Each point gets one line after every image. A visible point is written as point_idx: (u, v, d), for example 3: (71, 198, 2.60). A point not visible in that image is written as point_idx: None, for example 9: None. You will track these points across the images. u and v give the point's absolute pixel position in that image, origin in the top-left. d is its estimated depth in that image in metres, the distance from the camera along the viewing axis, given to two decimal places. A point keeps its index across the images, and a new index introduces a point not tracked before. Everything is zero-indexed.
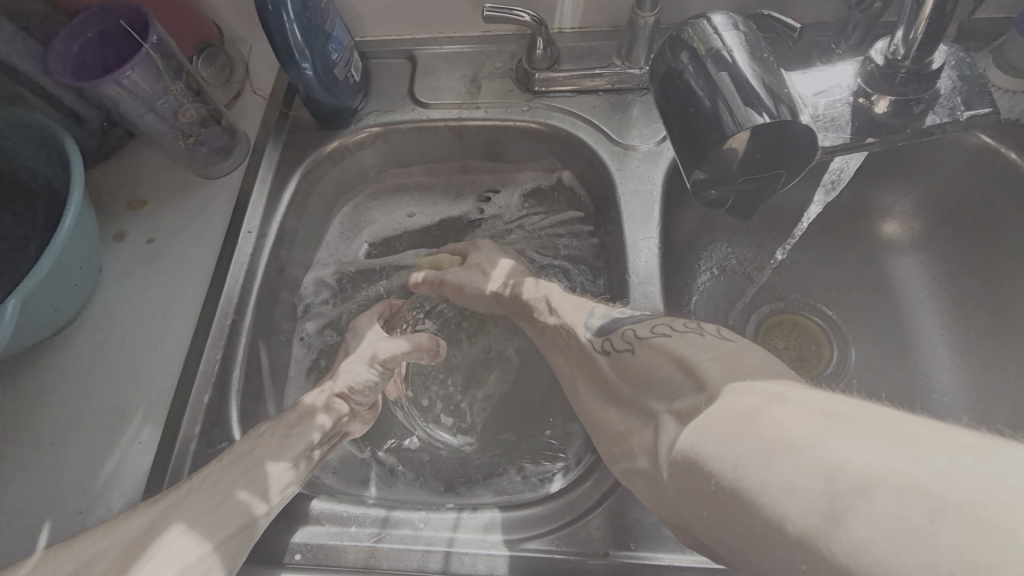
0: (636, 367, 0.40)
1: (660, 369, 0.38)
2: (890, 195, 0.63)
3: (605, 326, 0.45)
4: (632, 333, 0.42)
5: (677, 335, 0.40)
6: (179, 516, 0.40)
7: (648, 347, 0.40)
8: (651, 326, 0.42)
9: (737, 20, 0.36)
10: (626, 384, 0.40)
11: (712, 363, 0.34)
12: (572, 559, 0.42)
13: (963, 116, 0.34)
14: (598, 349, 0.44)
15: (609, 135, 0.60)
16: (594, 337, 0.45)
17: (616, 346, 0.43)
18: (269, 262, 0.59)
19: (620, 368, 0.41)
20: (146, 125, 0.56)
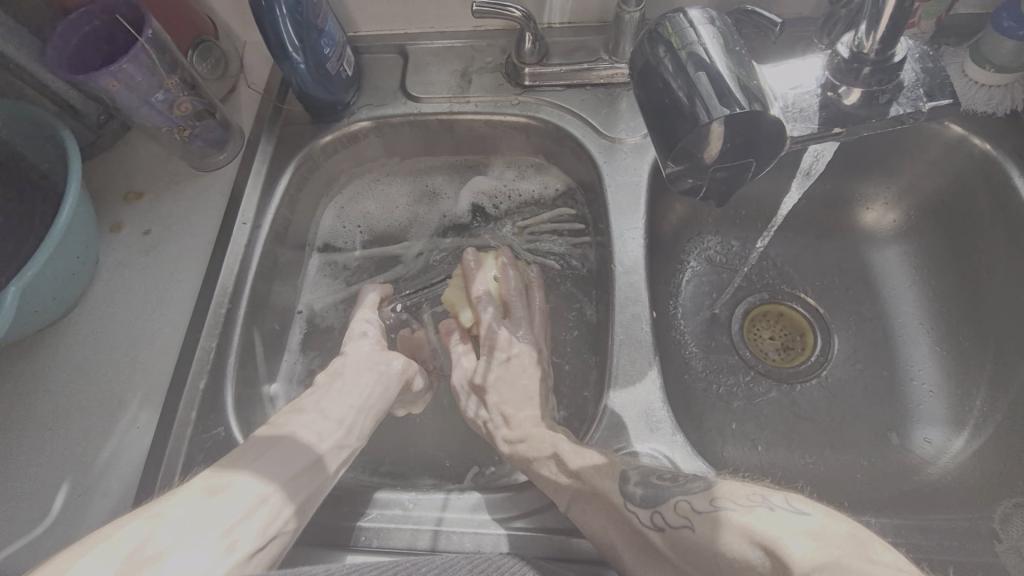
0: (696, 544, 0.35)
1: (719, 561, 0.33)
2: (873, 188, 0.64)
3: (648, 492, 0.39)
4: (687, 505, 0.37)
5: (744, 508, 0.34)
6: (249, 456, 0.41)
7: (707, 519, 0.35)
8: (710, 496, 0.36)
9: (713, 15, 0.37)
10: (687, 561, 0.36)
11: (800, 539, 0.30)
12: (558, 536, 0.44)
13: (925, 106, 0.35)
14: (647, 522, 0.38)
15: (597, 128, 0.61)
16: (639, 509, 0.39)
17: (667, 519, 0.37)
18: (264, 252, 0.60)
19: (676, 545, 0.36)
20: (141, 117, 0.57)
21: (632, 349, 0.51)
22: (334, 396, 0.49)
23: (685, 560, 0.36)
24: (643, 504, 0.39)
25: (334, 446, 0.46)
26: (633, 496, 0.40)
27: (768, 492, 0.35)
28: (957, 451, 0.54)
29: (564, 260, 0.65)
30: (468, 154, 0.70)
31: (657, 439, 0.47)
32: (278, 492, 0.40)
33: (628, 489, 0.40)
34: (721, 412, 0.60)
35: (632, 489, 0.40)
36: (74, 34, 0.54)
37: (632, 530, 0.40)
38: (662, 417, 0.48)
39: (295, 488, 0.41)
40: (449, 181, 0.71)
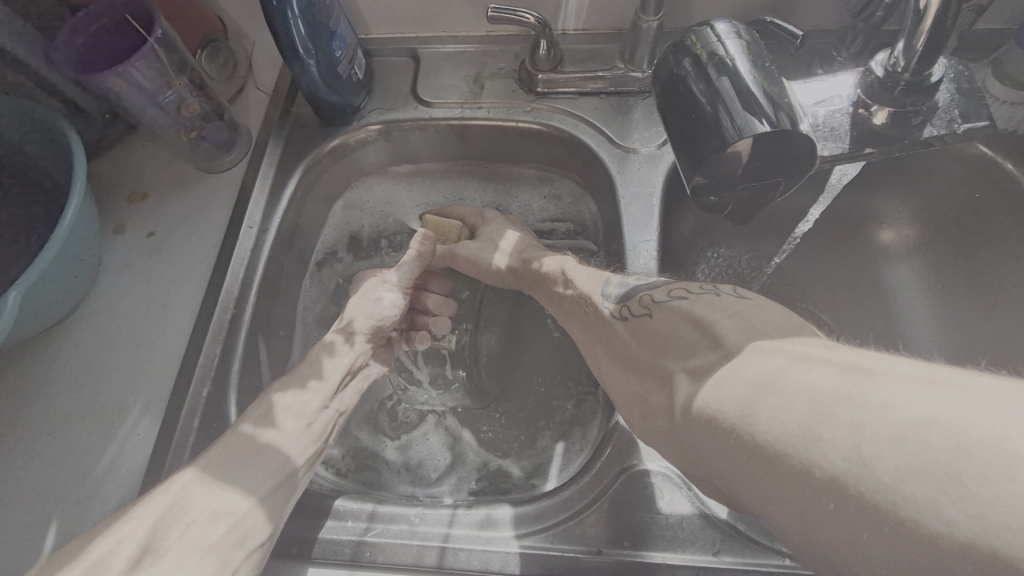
0: (652, 327, 0.42)
1: (673, 329, 0.40)
2: (888, 202, 0.63)
3: (622, 295, 0.46)
4: (649, 297, 0.44)
5: (693, 298, 0.41)
6: (216, 466, 0.41)
7: (664, 309, 0.42)
8: (670, 290, 0.43)
9: (740, 28, 0.36)
10: (640, 343, 0.42)
11: (730, 321, 0.36)
12: (566, 557, 0.43)
13: (961, 128, 0.34)
14: (616, 316, 0.45)
15: (610, 137, 0.61)
16: (613, 304, 0.46)
17: (632, 311, 0.44)
18: (270, 257, 0.59)
19: (635, 330, 0.43)
20: (149, 118, 0.56)
21: None
22: (303, 393, 0.47)
23: (653, 349, 0.41)
24: (619, 307, 0.45)
25: (312, 452, 0.45)
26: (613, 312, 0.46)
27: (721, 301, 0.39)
28: None
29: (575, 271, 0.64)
30: (478, 161, 0.69)
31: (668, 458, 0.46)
32: (251, 510, 0.40)
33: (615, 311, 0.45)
34: None
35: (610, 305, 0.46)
36: (81, 34, 0.53)
37: (609, 338, 0.46)
38: None
39: (272, 508, 0.41)
40: (460, 188, 0.70)
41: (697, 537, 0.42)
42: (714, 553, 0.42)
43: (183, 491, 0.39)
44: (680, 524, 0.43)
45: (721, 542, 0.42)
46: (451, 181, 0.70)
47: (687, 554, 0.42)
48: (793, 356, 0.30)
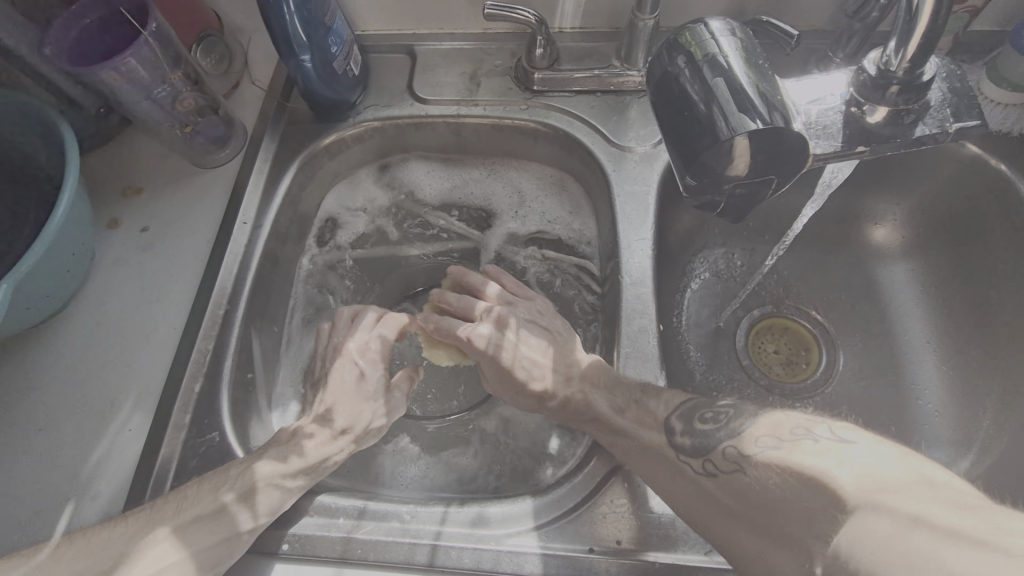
0: (750, 483, 0.38)
1: (774, 480, 0.37)
2: (882, 203, 0.63)
3: (695, 444, 0.42)
4: (736, 451, 0.40)
5: (788, 445, 0.38)
6: (176, 517, 0.42)
7: (756, 462, 0.38)
8: (752, 438, 0.40)
9: (735, 26, 0.36)
10: (741, 501, 0.38)
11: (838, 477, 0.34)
12: (558, 556, 0.43)
13: (952, 127, 0.34)
14: (698, 470, 0.41)
15: (606, 136, 0.61)
16: (691, 458, 0.42)
17: (717, 466, 0.40)
18: (264, 254, 0.59)
19: (726, 484, 0.39)
20: (143, 112, 0.56)
21: (637, 364, 0.50)
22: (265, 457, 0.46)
23: (738, 503, 0.38)
24: (693, 454, 0.42)
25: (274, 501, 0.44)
26: (685, 449, 0.42)
27: (814, 424, 0.39)
28: (963, 473, 0.53)
29: (569, 269, 0.64)
30: (473, 157, 0.69)
31: None
32: (184, 563, 0.40)
33: (678, 442, 0.43)
34: None
35: (682, 441, 0.43)
36: (75, 26, 0.53)
37: (680, 476, 0.42)
38: None
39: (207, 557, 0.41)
40: (453, 187, 0.69)
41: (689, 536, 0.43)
42: (706, 552, 0.42)
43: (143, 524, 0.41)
44: (672, 524, 0.44)
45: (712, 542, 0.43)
46: (444, 175, 0.69)
47: (679, 553, 0.43)
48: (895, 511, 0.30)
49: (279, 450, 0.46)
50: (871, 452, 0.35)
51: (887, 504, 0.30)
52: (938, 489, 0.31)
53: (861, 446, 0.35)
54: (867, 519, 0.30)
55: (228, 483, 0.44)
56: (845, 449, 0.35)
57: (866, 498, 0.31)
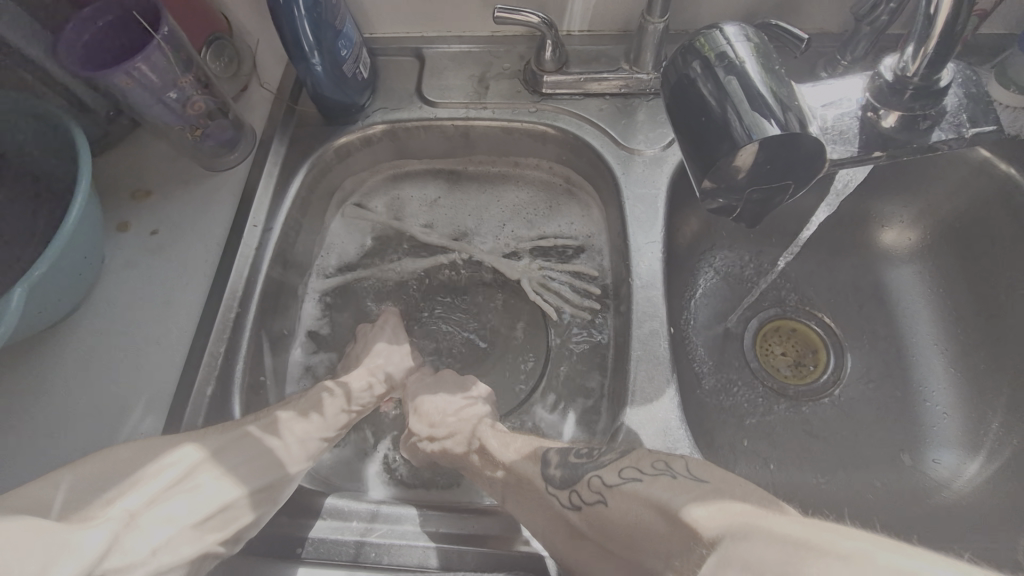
0: (611, 517, 0.38)
1: (633, 518, 0.36)
2: (890, 206, 0.63)
3: (565, 475, 0.43)
4: (598, 481, 0.40)
5: (648, 479, 0.38)
6: (231, 453, 0.44)
7: (616, 494, 0.39)
8: (618, 469, 0.40)
9: (749, 31, 0.37)
10: (609, 537, 0.39)
11: (678, 496, 0.34)
12: (569, 559, 0.43)
13: (967, 133, 0.34)
14: (566, 503, 0.42)
15: (615, 138, 0.61)
16: (558, 489, 0.42)
17: (583, 498, 0.41)
18: (274, 256, 0.59)
19: (591, 519, 0.40)
20: (154, 116, 0.56)
21: (649, 367, 0.50)
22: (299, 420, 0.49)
23: (609, 535, 0.38)
24: (562, 486, 0.42)
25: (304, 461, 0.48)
26: (554, 480, 0.43)
27: (674, 458, 0.39)
28: (972, 477, 0.54)
29: (576, 273, 0.63)
30: (479, 160, 0.69)
31: None
32: (239, 500, 0.42)
33: (550, 474, 0.44)
34: (732, 429, 0.59)
35: (553, 473, 0.44)
36: (87, 29, 0.53)
37: (555, 512, 0.43)
38: (680, 435, 0.47)
39: (257, 497, 0.43)
40: (459, 191, 0.69)
41: None
42: None
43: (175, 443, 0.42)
44: None
45: None
46: (450, 183, 0.70)
47: None
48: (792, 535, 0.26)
49: (297, 403, 0.51)
50: (711, 491, 0.34)
51: (750, 539, 0.27)
52: (769, 510, 0.30)
53: (714, 484, 0.35)
54: (736, 544, 0.28)
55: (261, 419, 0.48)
56: (697, 487, 0.35)
57: (744, 507, 0.31)
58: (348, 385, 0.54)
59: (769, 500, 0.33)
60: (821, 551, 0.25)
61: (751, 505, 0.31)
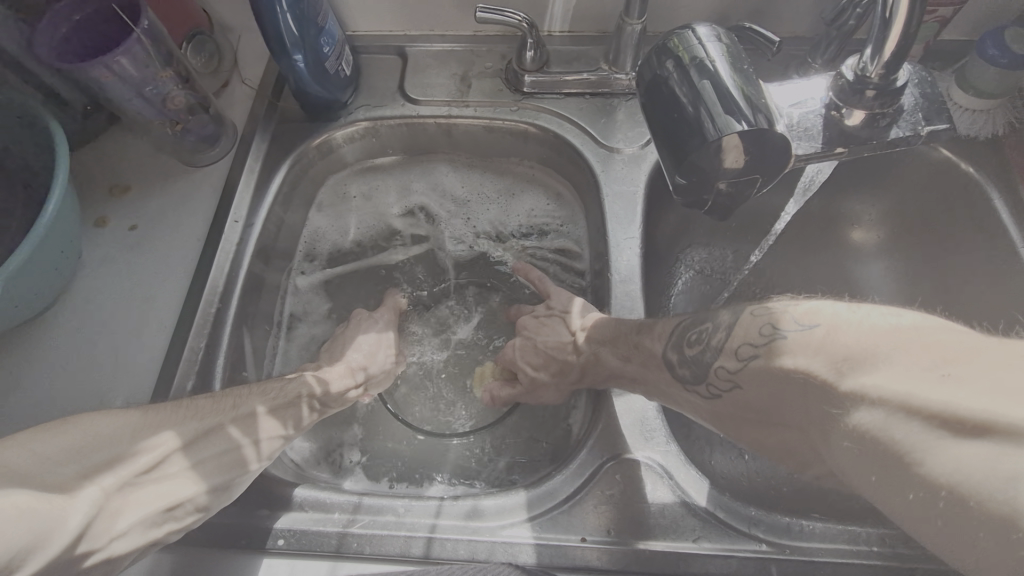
0: (748, 397, 0.38)
1: (771, 387, 0.36)
2: (859, 204, 0.66)
3: (694, 369, 0.42)
4: (726, 369, 0.39)
5: (765, 351, 0.36)
6: (200, 445, 0.43)
7: (748, 375, 0.37)
8: (735, 351, 0.39)
9: (720, 31, 0.38)
10: (754, 410, 0.38)
11: (817, 358, 0.32)
12: (551, 544, 0.44)
13: (923, 131, 0.36)
14: (705, 395, 0.41)
15: (595, 137, 0.62)
16: (695, 384, 0.42)
17: (717, 386, 0.40)
18: (256, 252, 0.59)
19: (735, 403, 0.39)
20: (133, 110, 0.56)
21: None
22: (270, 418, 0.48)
23: (751, 412, 0.38)
24: (696, 381, 0.42)
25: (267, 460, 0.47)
26: (687, 378, 0.43)
27: (780, 317, 0.36)
28: None
29: (555, 256, 0.66)
30: (461, 155, 0.69)
31: (651, 448, 0.47)
32: (196, 495, 0.42)
33: (679, 374, 0.43)
34: None
35: (681, 372, 0.43)
36: (64, 23, 0.52)
37: (697, 402, 0.43)
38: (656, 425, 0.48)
39: (215, 491, 0.43)
40: (440, 188, 0.70)
41: (676, 525, 0.44)
42: (694, 540, 0.44)
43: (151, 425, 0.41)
44: (661, 513, 0.45)
45: (699, 529, 0.44)
46: (430, 165, 0.70)
47: (667, 541, 0.44)
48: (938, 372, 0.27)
49: (269, 398, 0.48)
50: (835, 336, 0.32)
51: (882, 392, 0.28)
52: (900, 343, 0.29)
53: (826, 326, 0.33)
54: (870, 412, 0.28)
55: (238, 411, 0.46)
56: (812, 338, 0.33)
57: (868, 354, 0.30)
58: (327, 386, 0.53)
59: (897, 318, 0.32)
60: (966, 429, 0.25)
61: (880, 341, 0.30)
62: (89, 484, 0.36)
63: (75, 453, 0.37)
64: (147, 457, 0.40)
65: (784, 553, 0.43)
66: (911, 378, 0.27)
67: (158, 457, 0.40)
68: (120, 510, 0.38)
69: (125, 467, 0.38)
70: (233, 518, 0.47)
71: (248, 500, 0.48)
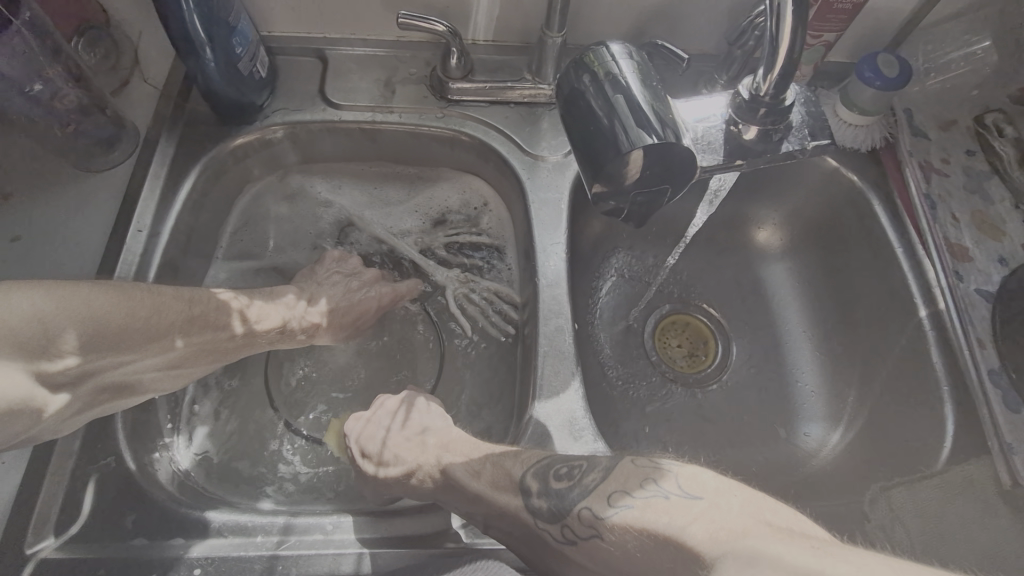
0: (608, 552, 0.38)
1: (635, 554, 0.35)
2: (763, 209, 0.71)
3: (552, 508, 0.41)
4: (590, 513, 0.39)
5: (642, 502, 0.36)
6: (149, 359, 0.45)
7: (611, 528, 0.37)
8: (607, 496, 0.39)
9: (632, 49, 0.40)
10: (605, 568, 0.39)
11: (698, 526, 0.32)
12: (486, 548, 0.45)
13: (810, 145, 0.40)
14: (559, 539, 0.41)
15: (520, 145, 0.63)
16: (547, 524, 0.41)
17: (575, 531, 0.40)
18: (163, 263, 0.55)
19: (590, 553, 0.39)
20: (14, 109, 0.50)
21: (555, 360, 0.53)
22: (205, 353, 0.50)
23: (608, 565, 0.39)
24: (552, 519, 0.41)
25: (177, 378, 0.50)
26: (543, 514, 0.41)
27: (663, 476, 0.37)
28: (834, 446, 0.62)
29: (494, 291, 0.64)
30: (390, 160, 0.68)
31: (579, 446, 0.49)
32: (113, 393, 0.45)
33: (535, 505, 0.42)
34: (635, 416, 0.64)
35: (538, 504, 0.42)
36: None
37: (545, 539, 0.42)
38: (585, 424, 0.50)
39: (129, 396, 0.46)
40: (368, 191, 0.68)
41: None
42: None
43: (142, 325, 0.44)
44: None
45: None
46: (374, 185, 0.69)
47: None
48: (819, 554, 0.26)
49: (220, 334, 0.50)
50: (709, 509, 0.33)
51: (752, 551, 0.28)
52: (755, 522, 0.31)
53: (707, 500, 0.34)
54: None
55: (220, 334, 0.50)
56: (692, 508, 0.33)
57: (736, 542, 0.30)
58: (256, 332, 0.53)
59: (771, 513, 0.32)
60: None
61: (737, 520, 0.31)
62: (74, 382, 0.40)
63: (74, 343, 0.39)
64: (126, 358, 0.43)
65: None
66: (806, 553, 0.27)
67: (136, 359, 0.44)
68: (93, 396, 0.43)
69: (109, 364, 0.42)
70: (142, 551, 0.43)
71: (158, 531, 0.44)
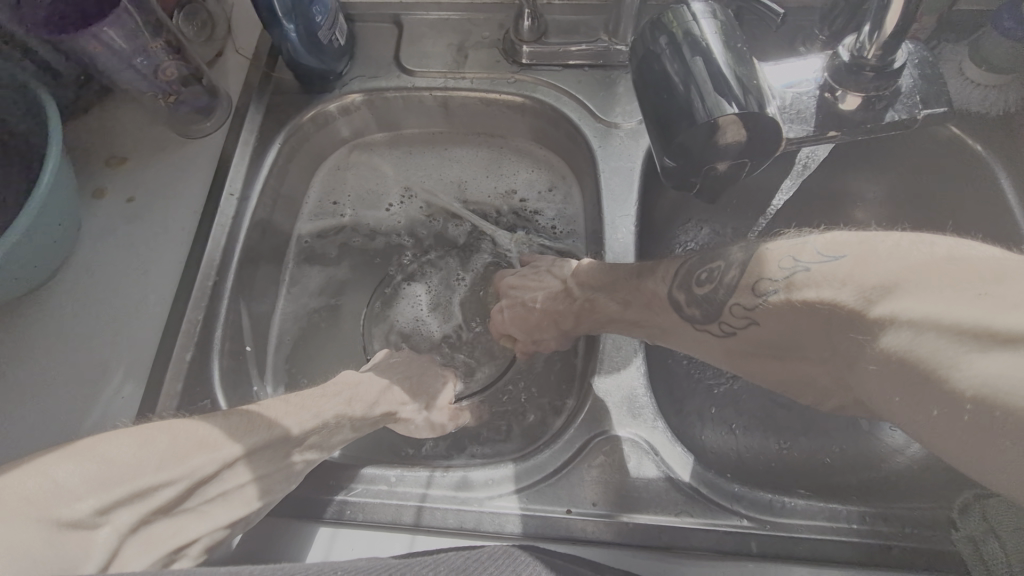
0: (768, 329, 0.38)
1: (794, 329, 0.36)
2: (862, 184, 0.63)
3: (704, 310, 0.41)
4: (742, 306, 0.39)
5: (786, 283, 0.36)
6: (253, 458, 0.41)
7: (765, 310, 0.37)
8: (750, 287, 0.38)
9: (717, 7, 0.37)
10: (766, 346, 0.39)
11: (844, 290, 0.32)
12: (537, 518, 0.44)
13: (920, 114, 0.38)
14: (718, 333, 0.41)
15: (593, 112, 0.61)
16: (705, 324, 0.42)
17: (730, 323, 0.40)
18: (252, 225, 0.59)
19: (749, 341, 0.40)
20: (125, 81, 0.55)
21: (618, 336, 0.52)
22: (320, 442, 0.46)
23: (763, 346, 0.39)
24: (708, 320, 0.41)
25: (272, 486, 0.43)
26: (698, 317, 0.42)
27: (802, 248, 0.36)
28: None
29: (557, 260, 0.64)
30: (461, 129, 0.69)
31: (637, 424, 0.47)
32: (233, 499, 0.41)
33: (688, 315, 0.43)
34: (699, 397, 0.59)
35: (690, 313, 0.42)
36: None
37: (705, 341, 0.43)
38: (644, 402, 0.48)
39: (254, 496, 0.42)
40: (439, 162, 0.70)
41: (661, 498, 0.44)
42: (676, 513, 0.44)
43: (207, 444, 0.39)
44: (647, 486, 0.45)
45: (682, 504, 0.44)
46: (444, 156, 0.70)
47: (651, 514, 0.44)
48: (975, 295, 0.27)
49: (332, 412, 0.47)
50: (897, 265, 0.31)
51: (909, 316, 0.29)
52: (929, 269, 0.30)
53: (853, 255, 0.33)
54: (900, 335, 0.29)
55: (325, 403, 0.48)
56: (836, 270, 0.33)
57: (896, 279, 0.30)
58: None
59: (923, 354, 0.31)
60: (996, 341, 0.25)
61: (901, 268, 0.31)
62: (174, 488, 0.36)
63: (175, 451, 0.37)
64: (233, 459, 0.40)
65: (764, 529, 0.43)
66: (944, 300, 0.28)
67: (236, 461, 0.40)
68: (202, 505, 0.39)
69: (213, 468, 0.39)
70: None
71: None
